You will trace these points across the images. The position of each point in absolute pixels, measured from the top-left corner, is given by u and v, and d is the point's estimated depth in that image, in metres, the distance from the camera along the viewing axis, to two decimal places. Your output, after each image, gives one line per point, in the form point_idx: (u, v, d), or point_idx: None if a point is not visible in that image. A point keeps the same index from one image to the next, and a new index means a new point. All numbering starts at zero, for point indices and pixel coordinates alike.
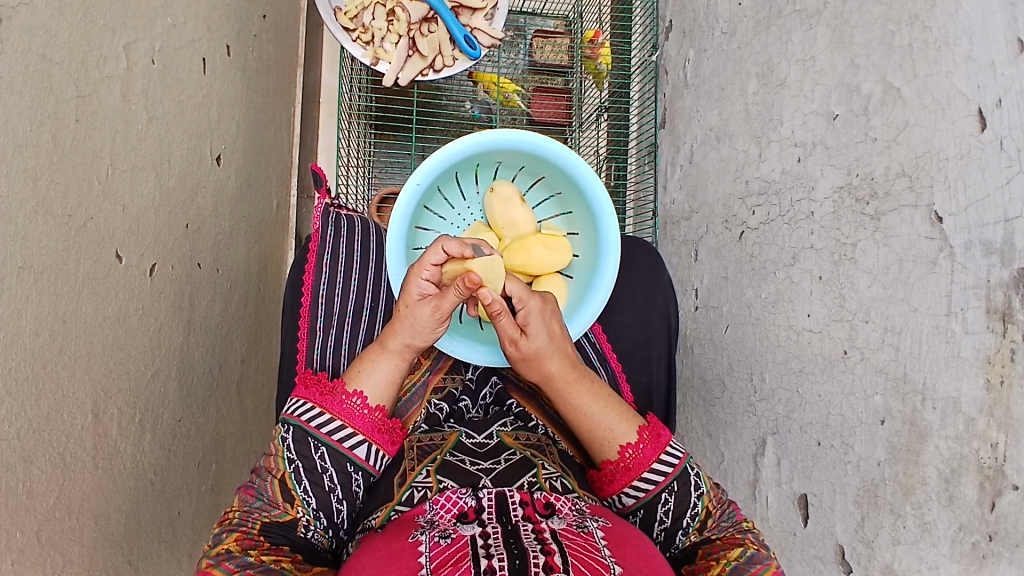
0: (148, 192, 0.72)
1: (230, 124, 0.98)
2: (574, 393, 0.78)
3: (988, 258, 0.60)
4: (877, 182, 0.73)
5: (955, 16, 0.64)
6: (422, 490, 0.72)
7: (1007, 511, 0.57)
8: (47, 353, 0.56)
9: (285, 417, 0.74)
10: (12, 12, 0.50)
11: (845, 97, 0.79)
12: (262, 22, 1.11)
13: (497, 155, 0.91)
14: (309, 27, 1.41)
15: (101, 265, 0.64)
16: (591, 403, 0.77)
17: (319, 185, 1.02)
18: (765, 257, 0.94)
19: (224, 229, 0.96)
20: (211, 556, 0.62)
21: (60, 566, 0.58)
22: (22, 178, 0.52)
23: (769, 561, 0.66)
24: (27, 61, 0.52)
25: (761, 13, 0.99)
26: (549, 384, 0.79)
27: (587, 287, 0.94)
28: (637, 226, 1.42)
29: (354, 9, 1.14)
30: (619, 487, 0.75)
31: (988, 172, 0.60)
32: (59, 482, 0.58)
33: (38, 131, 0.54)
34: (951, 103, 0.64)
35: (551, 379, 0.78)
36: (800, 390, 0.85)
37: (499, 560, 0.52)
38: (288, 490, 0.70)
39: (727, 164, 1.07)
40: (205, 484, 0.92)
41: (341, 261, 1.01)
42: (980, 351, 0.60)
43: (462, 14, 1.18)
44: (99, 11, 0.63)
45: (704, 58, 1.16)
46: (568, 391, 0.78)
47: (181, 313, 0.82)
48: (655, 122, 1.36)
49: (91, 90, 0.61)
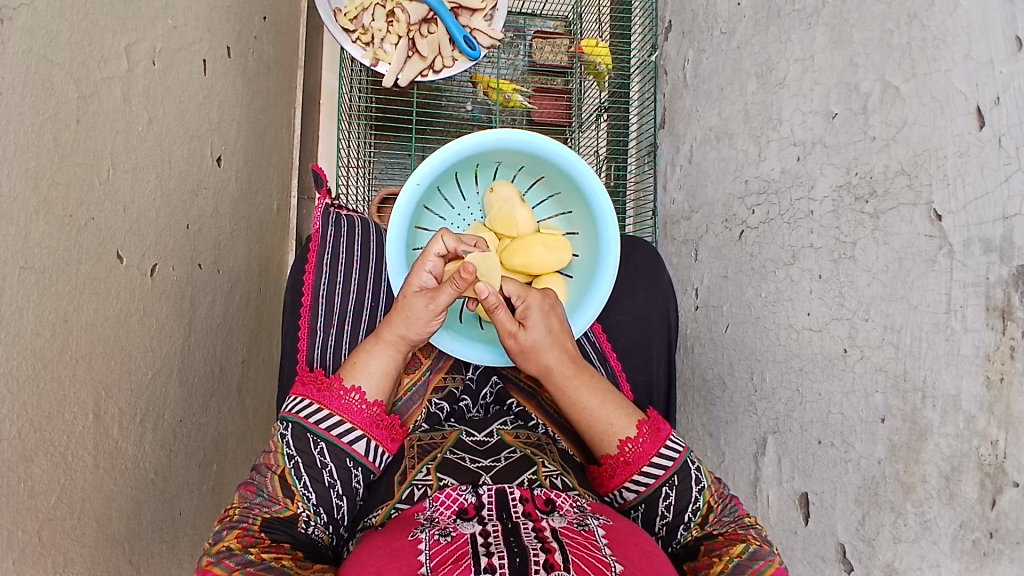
0: (149, 192, 0.72)
1: (231, 126, 0.98)
2: (574, 387, 0.78)
3: (988, 256, 0.60)
4: (877, 181, 0.73)
5: (953, 15, 0.65)
6: (422, 487, 0.72)
7: (1008, 509, 0.57)
8: (48, 352, 0.56)
9: (284, 414, 0.74)
10: (13, 13, 0.50)
11: (844, 97, 0.79)
12: (262, 24, 1.12)
13: (496, 155, 0.91)
14: (309, 29, 1.41)
15: (102, 265, 0.64)
16: (592, 398, 0.78)
17: (320, 185, 1.02)
18: (765, 256, 0.94)
19: (225, 230, 0.96)
20: (213, 553, 0.61)
21: (60, 566, 0.58)
22: (24, 178, 0.52)
23: (771, 558, 0.65)
24: (27, 62, 0.52)
25: (760, 13, 0.99)
26: (548, 378, 0.79)
27: (586, 287, 0.94)
28: (637, 225, 1.43)
29: (354, 10, 1.14)
30: (620, 482, 0.75)
31: (987, 169, 0.60)
32: (60, 481, 0.58)
33: (40, 132, 0.54)
34: (950, 101, 0.65)
35: (551, 373, 0.79)
36: (800, 389, 0.85)
37: (501, 558, 0.52)
38: (288, 486, 0.70)
39: (727, 164, 1.07)
40: (205, 484, 0.92)
41: (341, 260, 1.01)
42: (980, 348, 0.60)
43: (461, 15, 1.18)
44: (100, 12, 0.63)
45: (704, 57, 1.16)
46: (568, 386, 0.78)
47: (182, 314, 0.82)
48: (655, 122, 1.36)
49: (92, 91, 0.62)
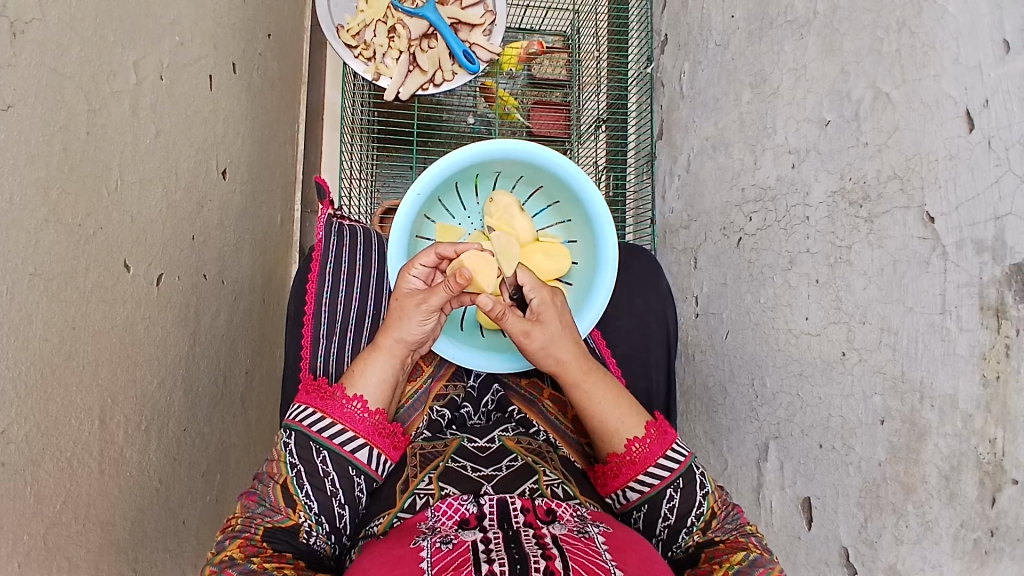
0: (155, 203, 0.74)
1: (236, 140, 1.00)
2: (589, 383, 0.80)
3: (981, 256, 0.61)
4: (870, 185, 0.74)
5: (941, 21, 0.66)
6: (423, 497, 0.73)
7: (1008, 507, 0.57)
8: (56, 358, 0.57)
9: (288, 423, 0.75)
10: (26, 27, 0.52)
11: (836, 104, 0.81)
12: (267, 41, 1.14)
13: (495, 165, 0.93)
14: (312, 47, 1.44)
15: (110, 273, 0.65)
16: (603, 395, 0.79)
17: (323, 196, 1.04)
18: (763, 263, 0.95)
19: (230, 241, 0.98)
20: (215, 564, 0.62)
21: (65, 570, 0.58)
22: (35, 187, 0.53)
23: (771, 565, 0.65)
24: (40, 76, 0.54)
25: (754, 25, 1.01)
26: (564, 374, 0.80)
27: (585, 294, 0.95)
28: (637, 235, 1.44)
29: (356, 26, 1.17)
30: (624, 481, 0.75)
31: (977, 171, 0.61)
32: (66, 485, 0.59)
33: (50, 143, 0.56)
34: (939, 106, 0.66)
35: (566, 367, 0.80)
36: (799, 393, 0.85)
37: (501, 564, 0.52)
38: (290, 495, 0.71)
39: (724, 172, 1.08)
40: (208, 494, 0.92)
41: (344, 270, 1.02)
42: (975, 348, 0.61)
43: (461, 31, 1.21)
44: (110, 28, 0.65)
45: (700, 69, 1.18)
46: (583, 380, 0.80)
47: (187, 323, 0.83)
48: (652, 133, 1.38)
49: (102, 104, 0.63)
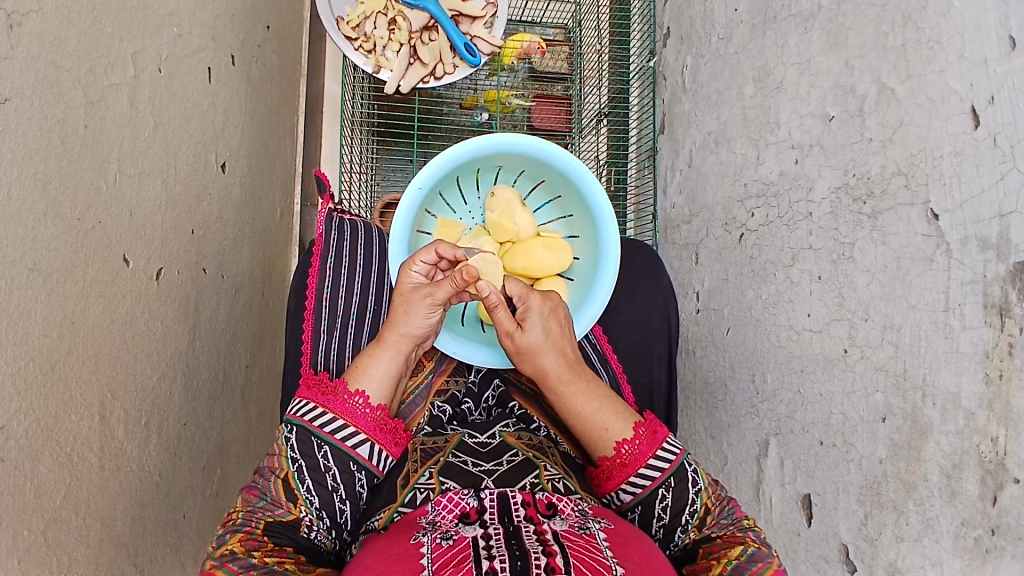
0: (155, 196, 0.74)
1: (235, 133, 0.99)
2: (569, 391, 0.80)
3: (985, 253, 0.61)
4: (874, 181, 0.74)
5: (948, 16, 0.65)
6: (424, 491, 0.73)
7: (1009, 506, 0.57)
8: (55, 353, 0.57)
9: (288, 417, 0.75)
10: (22, 18, 0.51)
11: (840, 99, 0.80)
12: (266, 32, 1.13)
13: (497, 159, 0.92)
14: (312, 38, 1.43)
15: (109, 268, 0.65)
16: (584, 400, 0.79)
17: (323, 190, 1.03)
18: (765, 259, 0.95)
19: (229, 235, 0.97)
20: (215, 557, 0.61)
21: (66, 565, 0.58)
22: (32, 180, 0.53)
23: (771, 559, 0.65)
24: (36, 68, 0.53)
25: (757, 18, 1.00)
26: (544, 382, 0.81)
27: (586, 289, 0.95)
28: (638, 229, 1.44)
29: (356, 18, 1.15)
30: (617, 483, 0.75)
31: (982, 168, 0.61)
32: (65, 481, 0.58)
33: (48, 136, 0.55)
34: (945, 101, 0.65)
35: (547, 376, 0.81)
36: (801, 390, 0.85)
37: (501, 562, 0.52)
38: (291, 490, 0.71)
39: (726, 167, 1.08)
40: (208, 488, 0.92)
41: (344, 265, 1.02)
42: (978, 346, 0.61)
43: (461, 23, 1.20)
44: (107, 19, 0.64)
45: (702, 63, 1.17)
46: (564, 389, 0.80)
47: (187, 317, 0.83)
48: (654, 127, 1.37)
49: (99, 96, 0.63)
